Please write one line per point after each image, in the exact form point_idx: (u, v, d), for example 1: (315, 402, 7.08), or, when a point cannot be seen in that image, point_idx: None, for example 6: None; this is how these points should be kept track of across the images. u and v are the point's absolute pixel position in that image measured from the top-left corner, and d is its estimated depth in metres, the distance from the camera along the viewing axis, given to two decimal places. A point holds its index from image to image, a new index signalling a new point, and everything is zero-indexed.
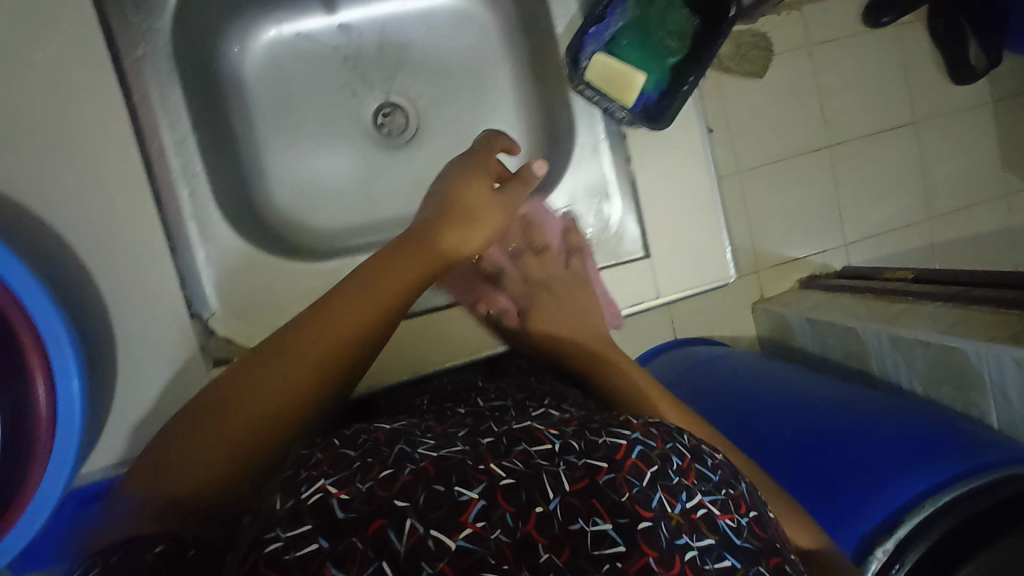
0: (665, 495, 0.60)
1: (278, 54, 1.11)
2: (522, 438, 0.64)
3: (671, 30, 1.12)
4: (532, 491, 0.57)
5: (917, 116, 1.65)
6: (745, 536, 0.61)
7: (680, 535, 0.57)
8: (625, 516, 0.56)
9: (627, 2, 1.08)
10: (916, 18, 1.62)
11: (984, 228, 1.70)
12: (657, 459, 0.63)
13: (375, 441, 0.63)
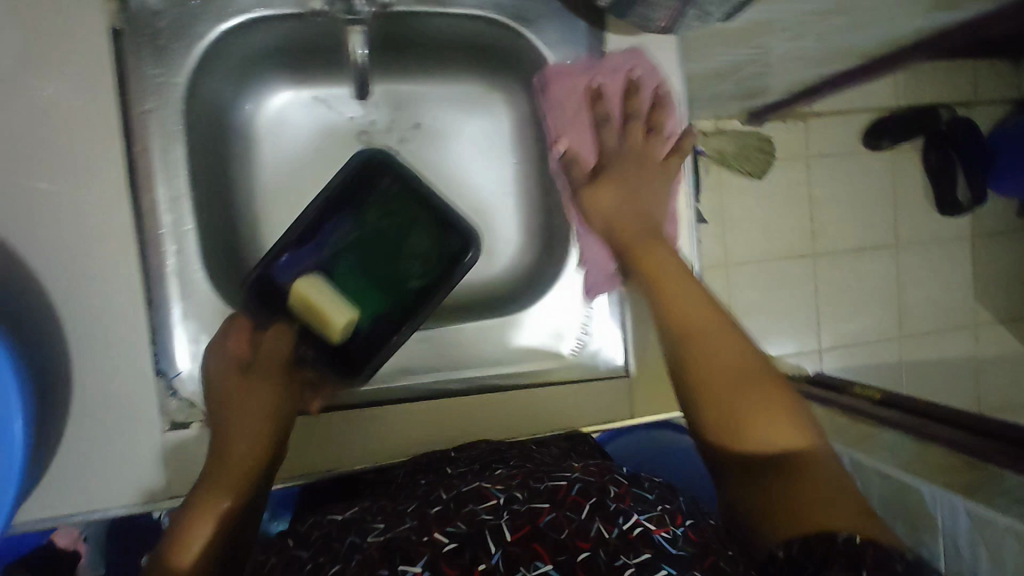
0: (604, 524, 0.64)
1: (283, 119, 1.03)
2: (472, 500, 0.67)
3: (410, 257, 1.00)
4: (475, 547, 0.61)
5: (899, 238, 1.72)
6: (682, 542, 0.64)
7: (618, 555, 0.61)
8: (564, 552, 0.61)
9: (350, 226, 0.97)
10: (910, 148, 1.70)
11: (949, 354, 1.75)
12: (596, 492, 0.68)
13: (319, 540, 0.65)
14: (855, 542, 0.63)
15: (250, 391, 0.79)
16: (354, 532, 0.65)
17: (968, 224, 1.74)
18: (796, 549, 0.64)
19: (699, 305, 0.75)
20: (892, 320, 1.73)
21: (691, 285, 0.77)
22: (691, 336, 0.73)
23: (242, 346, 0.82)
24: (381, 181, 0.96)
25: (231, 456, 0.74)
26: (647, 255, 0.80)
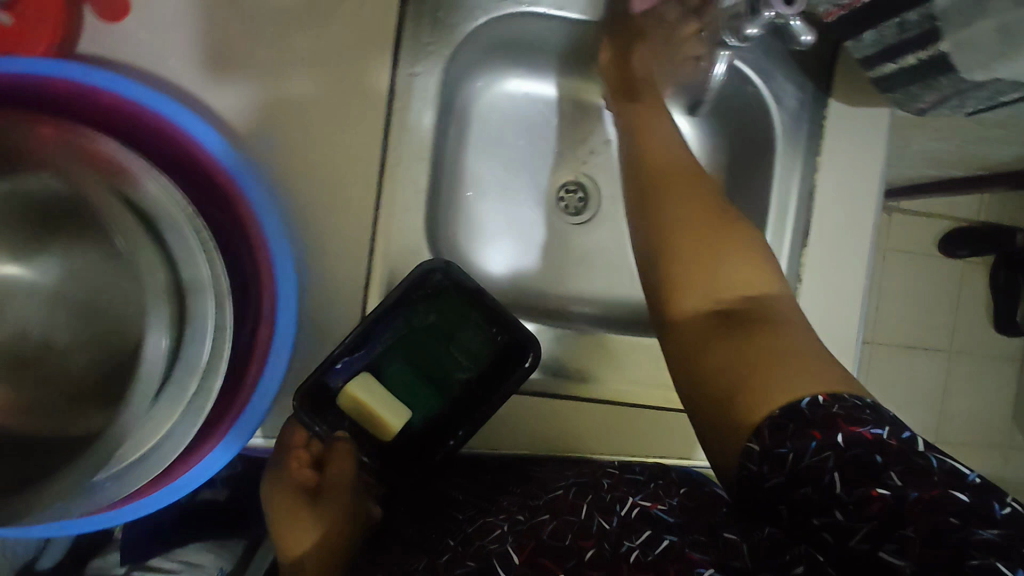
0: (601, 515, 0.51)
1: (503, 108, 0.74)
2: (473, 538, 0.52)
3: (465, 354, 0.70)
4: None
5: (955, 345, 1.75)
6: (676, 514, 0.50)
7: (625, 543, 0.48)
8: (572, 561, 0.47)
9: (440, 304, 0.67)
10: (981, 263, 1.75)
11: (980, 467, 1.78)
12: (594, 492, 0.54)
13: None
14: (820, 403, 0.43)
15: (343, 480, 0.64)
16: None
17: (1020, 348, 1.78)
18: (764, 432, 0.44)
19: (742, 265, 0.54)
20: (934, 424, 1.74)
21: (732, 244, 0.55)
22: (717, 285, 0.54)
23: (304, 470, 0.65)
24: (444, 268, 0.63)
25: (326, 482, 0.64)
26: (726, 233, 0.56)
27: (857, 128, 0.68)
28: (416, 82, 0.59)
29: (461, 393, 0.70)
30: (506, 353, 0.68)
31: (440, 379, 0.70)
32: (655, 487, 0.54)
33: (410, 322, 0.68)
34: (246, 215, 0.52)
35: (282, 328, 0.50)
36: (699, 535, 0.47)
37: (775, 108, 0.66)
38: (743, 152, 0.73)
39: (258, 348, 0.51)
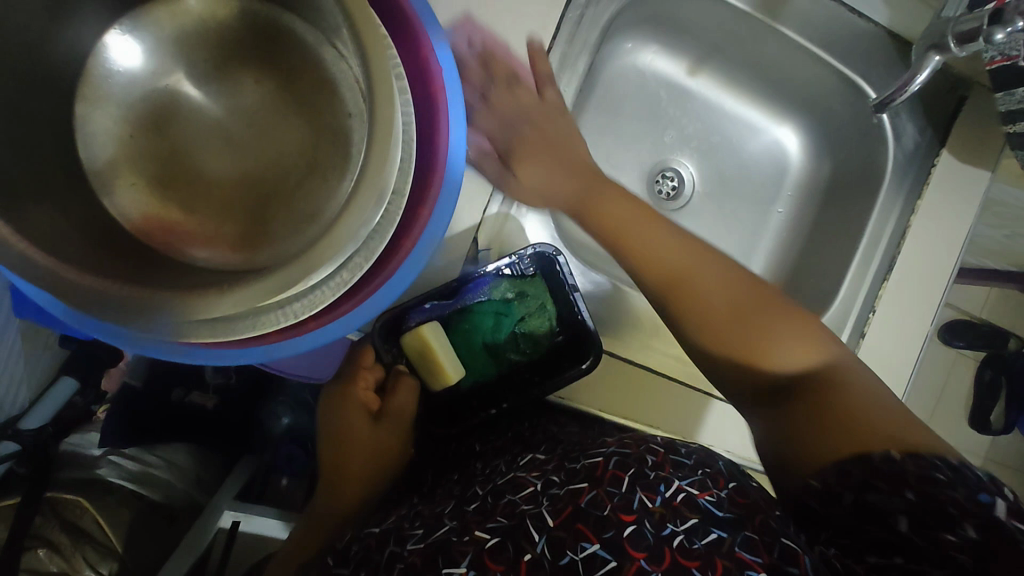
0: (643, 492, 0.45)
1: (629, 82, 0.75)
2: (506, 491, 0.50)
3: (523, 335, 0.64)
4: (518, 541, 0.44)
5: (928, 431, 1.82)
6: (727, 505, 0.44)
7: (667, 525, 0.42)
8: (610, 530, 0.43)
9: (510, 283, 0.61)
10: (971, 359, 1.83)
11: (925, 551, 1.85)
12: (634, 460, 0.48)
13: (366, 543, 0.50)
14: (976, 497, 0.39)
15: (397, 408, 0.61)
16: (394, 540, 0.49)
17: (985, 448, 1.87)
18: (831, 470, 0.43)
19: (798, 354, 0.48)
20: None
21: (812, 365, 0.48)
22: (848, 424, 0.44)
23: (368, 393, 0.61)
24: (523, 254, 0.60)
25: (387, 409, 0.61)
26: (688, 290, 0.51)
27: (963, 183, 0.70)
28: (580, 25, 0.60)
29: (511, 373, 0.65)
30: (566, 353, 0.63)
31: (494, 355, 0.64)
32: (704, 472, 0.47)
33: (489, 300, 0.61)
34: (437, 91, 0.43)
35: (440, 215, 0.43)
36: (751, 531, 0.42)
37: (892, 143, 0.69)
38: (846, 177, 0.75)
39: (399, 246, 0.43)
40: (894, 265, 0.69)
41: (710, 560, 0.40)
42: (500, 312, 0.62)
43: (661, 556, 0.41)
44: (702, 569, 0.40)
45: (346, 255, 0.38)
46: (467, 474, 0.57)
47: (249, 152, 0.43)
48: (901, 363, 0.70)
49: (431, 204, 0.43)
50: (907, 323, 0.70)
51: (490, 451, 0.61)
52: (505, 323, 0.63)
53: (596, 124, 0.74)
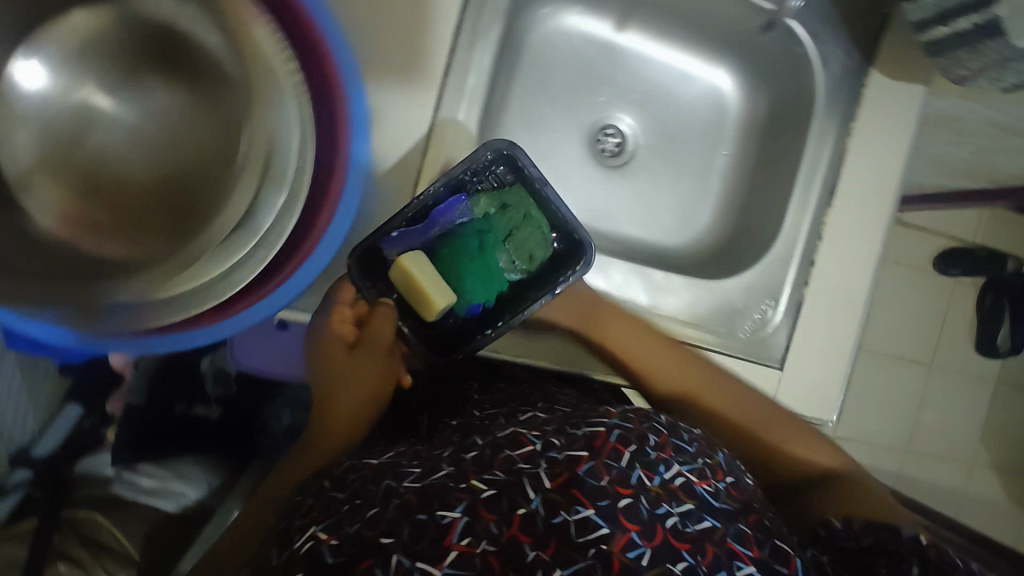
0: (642, 469, 0.44)
1: (557, 45, 0.76)
2: (505, 446, 0.47)
3: (514, 251, 0.66)
4: (514, 497, 0.42)
5: (934, 362, 1.82)
6: (723, 498, 0.45)
7: (662, 505, 0.43)
8: (607, 498, 0.42)
9: (488, 199, 0.64)
10: (970, 284, 1.81)
11: (943, 481, 1.85)
12: (636, 437, 0.46)
13: (359, 476, 0.49)
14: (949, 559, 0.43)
15: (377, 334, 0.62)
16: (390, 475, 0.47)
17: (996, 371, 1.85)
18: (855, 522, 0.48)
19: (734, 402, 0.61)
20: (906, 432, 1.81)
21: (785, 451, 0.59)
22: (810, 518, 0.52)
23: (346, 325, 0.61)
24: (497, 171, 0.63)
25: (366, 339, 0.61)
26: (690, 391, 0.61)
27: (897, 100, 0.70)
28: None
29: (508, 292, 0.66)
30: (558, 261, 0.65)
31: (491, 279, 0.66)
32: (703, 459, 0.47)
33: (471, 219, 0.65)
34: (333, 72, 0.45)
35: (345, 211, 0.46)
36: (742, 526, 0.44)
37: (820, 68, 0.70)
38: (783, 109, 0.75)
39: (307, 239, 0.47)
40: (835, 190, 0.70)
41: (702, 547, 0.41)
42: (487, 231, 0.65)
43: (653, 534, 0.41)
44: (692, 553, 0.41)
45: (257, 232, 0.42)
46: (466, 428, 0.56)
47: (158, 149, 0.45)
48: (854, 284, 0.71)
49: (336, 201, 0.46)
50: (856, 242, 0.71)
51: (485, 401, 0.62)
52: (495, 243, 0.66)
53: (529, 91, 0.76)
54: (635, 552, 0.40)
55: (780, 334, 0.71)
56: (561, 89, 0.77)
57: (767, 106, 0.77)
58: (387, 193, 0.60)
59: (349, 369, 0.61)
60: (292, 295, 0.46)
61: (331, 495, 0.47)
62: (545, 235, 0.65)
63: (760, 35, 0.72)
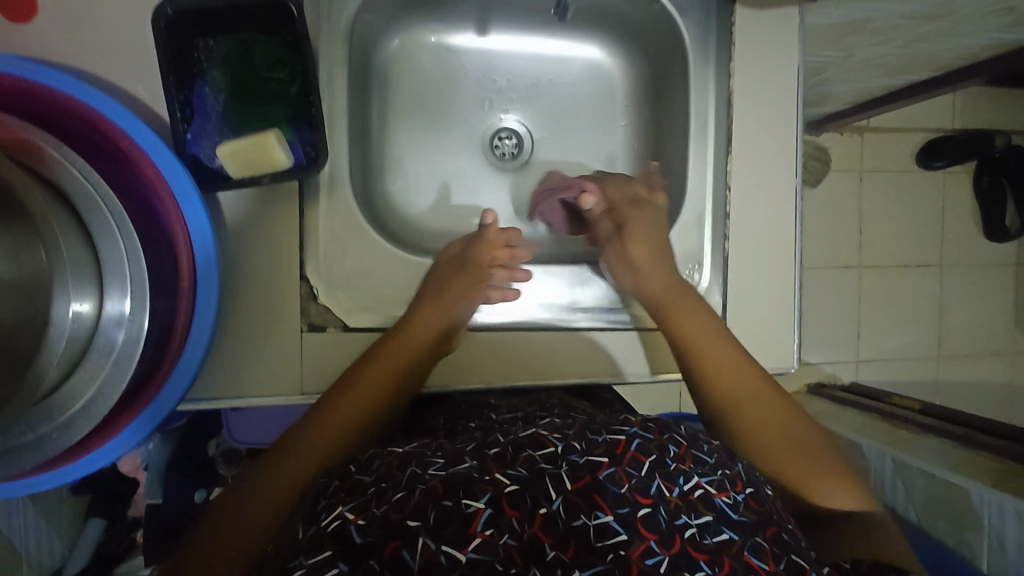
0: (663, 481, 0.45)
1: (423, 65, 0.74)
2: (527, 445, 0.48)
3: (281, 57, 0.57)
4: (537, 495, 0.42)
5: (946, 260, 1.74)
6: (741, 509, 0.44)
7: (682, 516, 0.43)
8: (626, 507, 0.42)
9: (219, 72, 0.56)
10: (963, 172, 1.72)
11: (986, 377, 1.77)
12: (655, 448, 0.47)
13: (385, 462, 0.47)
14: None
15: (431, 323, 0.61)
16: (415, 462, 0.46)
17: (1013, 252, 1.76)
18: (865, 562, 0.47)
19: (841, 495, 0.52)
20: (934, 337, 1.74)
21: (767, 396, 0.57)
22: (809, 490, 0.52)
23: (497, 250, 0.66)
24: (204, 44, 0.55)
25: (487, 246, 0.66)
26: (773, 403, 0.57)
27: (769, 30, 0.68)
28: (324, 47, 0.61)
29: (275, 92, 0.58)
30: (277, 33, 0.57)
31: (278, 114, 0.57)
32: (722, 473, 0.47)
33: (218, 93, 0.56)
34: (147, 171, 0.47)
35: (204, 305, 0.48)
36: (761, 539, 0.43)
37: (680, 21, 0.68)
38: (663, 68, 0.73)
39: (180, 333, 0.48)
40: (731, 136, 0.68)
41: (720, 559, 0.41)
42: (242, 75, 0.57)
43: (671, 543, 0.41)
44: (710, 564, 0.40)
45: (114, 345, 0.45)
46: (484, 428, 0.56)
47: (8, 288, 0.42)
48: (774, 221, 0.69)
49: (190, 300, 0.47)
50: (766, 182, 0.69)
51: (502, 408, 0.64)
52: (277, 67, 0.58)
53: (410, 118, 0.75)
54: (653, 560, 0.40)
55: (712, 294, 0.69)
56: (441, 106, 0.76)
57: (648, 69, 0.76)
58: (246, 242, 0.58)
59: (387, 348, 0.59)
60: (178, 395, 0.47)
61: (357, 478, 0.45)
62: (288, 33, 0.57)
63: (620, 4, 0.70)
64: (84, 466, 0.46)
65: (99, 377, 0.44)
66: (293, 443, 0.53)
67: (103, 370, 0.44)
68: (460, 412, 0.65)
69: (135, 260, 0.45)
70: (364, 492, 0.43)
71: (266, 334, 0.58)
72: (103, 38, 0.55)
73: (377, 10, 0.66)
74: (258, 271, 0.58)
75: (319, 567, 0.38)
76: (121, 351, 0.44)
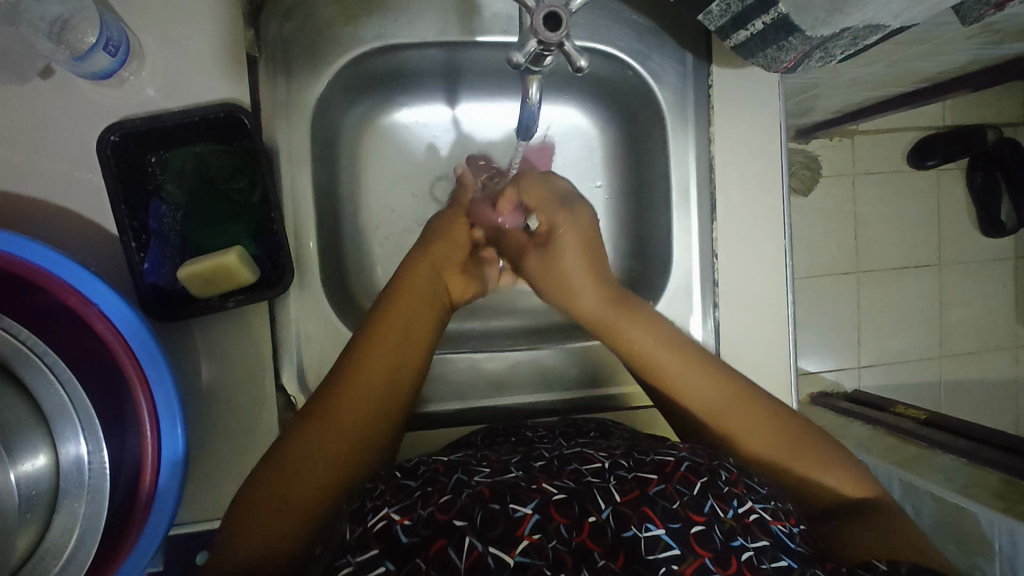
0: (716, 499, 0.43)
1: (392, 141, 0.71)
2: (572, 460, 0.47)
3: (238, 169, 0.55)
4: (585, 502, 0.41)
5: (943, 259, 1.71)
6: (799, 540, 0.43)
7: (738, 538, 0.41)
8: (678, 522, 0.41)
9: (170, 191, 0.54)
10: (956, 169, 1.69)
11: (989, 374, 1.75)
12: (706, 471, 0.46)
13: (431, 466, 0.46)
14: None
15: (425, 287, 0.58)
16: (461, 470, 0.45)
17: (1010, 246, 1.74)
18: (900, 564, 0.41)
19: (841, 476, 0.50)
20: (935, 337, 1.72)
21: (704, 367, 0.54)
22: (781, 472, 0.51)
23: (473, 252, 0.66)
24: (152, 160, 0.53)
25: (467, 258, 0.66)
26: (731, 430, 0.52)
27: (750, 88, 0.65)
28: (288, 145, 0.59)
29: (234, 208, 0.56)
30: (231, 143, 0.54)
31: (241, 232, 0.56)
32: (776, 503, 0.46)
33: (173, 211, 0.54)
34: (100, 327, 0.44)
35: (171, 447, 0.46)
36: (820, 570, 0.41)
37: (656, 87, 0.65)
38: (639, 130, 0.71)
39: (144, 494, 0.46)
40: (716, 202, 0.66)
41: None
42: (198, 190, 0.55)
43: (727, 563, 0.39)
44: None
45: (76, 514, 0.43)
46: (527, 442, 0.55)
47: None
48: (765, 287, 0.67)
49: (154, 446, 0.46)
50: (755, 245, 0.66)
51: (539, 426, 0.60)
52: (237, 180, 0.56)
53: (382, 197, 0.71)
54: None
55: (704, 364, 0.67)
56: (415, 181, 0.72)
57: (624, 129, 0.73)
58: (216, 363, 0.55)
59: (394, 314, 0.54)
60: (159, 535, 0.46)
61: (403, 483, 0.44)
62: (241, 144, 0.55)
63: (597, 67, 0.67)
64: None
65: (63, 551, 0.42)
66: (321, 418, 0.48)
67: (73, 535, 0.42)
68: (499, 430, 0.60)
69: (80, 401, 0.43)
70: (410, 494, 0.42)
71: (237, 450, 0.56)
72: (50, 158, 0.52)
73: (339, 96, 0.63)
74: (235, 387, 0.56)
75: (368, 564, 0.37)
76: (86, 522, 0.43)
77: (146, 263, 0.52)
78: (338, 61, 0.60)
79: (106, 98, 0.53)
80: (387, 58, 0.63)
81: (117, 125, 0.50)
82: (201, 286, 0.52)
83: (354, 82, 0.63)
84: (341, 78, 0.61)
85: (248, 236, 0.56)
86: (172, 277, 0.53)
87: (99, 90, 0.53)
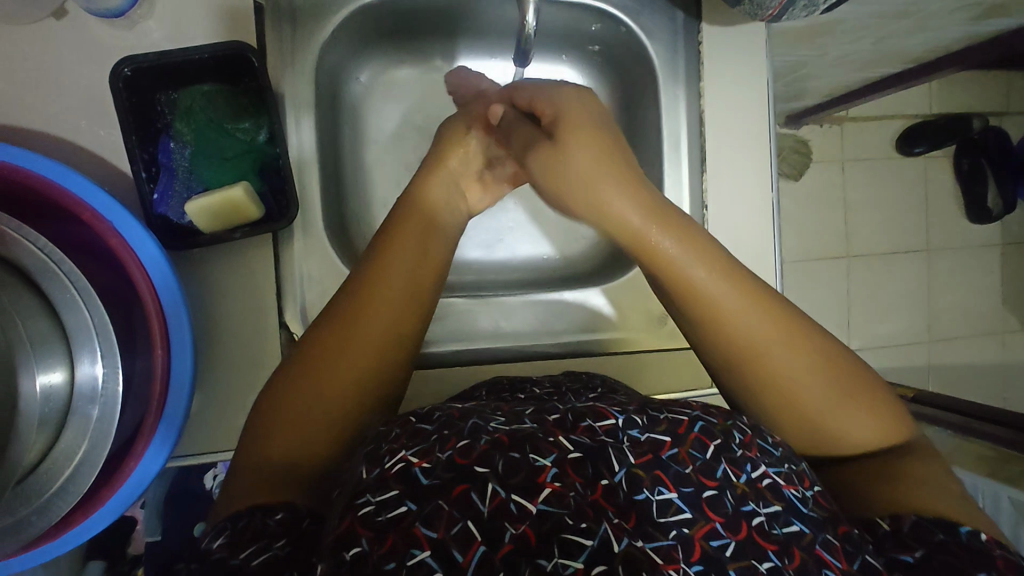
0: (729, 464, 0.39)
1: (393, 95, 0.72)
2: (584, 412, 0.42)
3: (245, 107, 0.57)
4: (599, 463, 0.37)
5: (931, 245, 1.74)
6: (813, 503, 0.39)
7: (749, 502, 0.37)
8: (691, 486, 0.37)
9: (179, 127, 0.56)
10: (943, 156, 1.72)
11: (976, 358, 1.78)
12: (720, 432, 0.41)
13: (445, 412, 0.41)
14: (980, 538, 0.40)
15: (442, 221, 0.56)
16: (477, 415, 0.40)
17: (995, 232, 1.77)
18: (905, 522, 0.41)
19: (867, 425, 0.45)
20: (923, 321, 1.75)
21: (786, 336, 0.45)
22: (830, 445, 0.46)
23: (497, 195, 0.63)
24: (163, 97, 0.55)
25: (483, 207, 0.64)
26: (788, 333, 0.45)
27: (737, 45, 0.68)
28: (291, 90, 0.61)
29: (241, 144, 0.58)
30: (238, 81, 0.57)
31: (246, 167, 0.58)
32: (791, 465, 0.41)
33: (182, 145, 0.56)
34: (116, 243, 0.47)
35: (179, 367, 0.48)
36: (833, 535, 0.38)
37: (648, 44, 0.67)
38: (632, 88, 0.73)
39: (155, 401, 0.47)
40: (705, 155, 0.68)
41: (789, 550, 0.36)
42: (206, 127, 0.57)
43: (737, 527, 0.36)
44: (780, 555, 0.35)
45: (89, 419, 0.44)
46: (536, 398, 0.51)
47: None
48: (754, 237, 0.69)
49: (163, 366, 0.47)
50: (743, 197, 0.69)
51: (544, 381, 0.58)
52: (244, 118, 0.57)
53: (381, 150, 0.73)
54: (719, 542, 0.35)
55: None
56: (415, 135, 0.73)
57: (619, 89, 0.75)
58: (221, 297, 0.57)
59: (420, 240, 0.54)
60: (167, 448, 0.47)
61: (420, 426, 0.40)
62: (249, 83, 0.57)
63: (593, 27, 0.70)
64: (79, 537, 0.47)
65: (77, 454, 0.44)
66: (350, 341, 0.47)
67: (84, 441, 0.44)
68: (503, 384, 0.59)
69: (98, 316, 0.45)
70: (426, 438, 0.38)
71: (242, 381, 0.57)
72: (62, 95, 0.54)
73: (341, 47, 0.65)
74: (238, 321, 0.57)
75: (391, 503, 0.35)
76: (99, 428, 0.44)
77: (155, 191, 0.54)
78: (341, 11, 0.62)
79: (116, 39, 0.55)
80: (387, 11, 0.65)
81: (130, 58, 0.52)
82: (215, 219, 0.55)
83: (356, 34, 0.65)
84: (344, 28, 0.63)
85: (253, 170, 0.58)
86: (179, 210, 0.55)
87: (107, 31, 0.55)
